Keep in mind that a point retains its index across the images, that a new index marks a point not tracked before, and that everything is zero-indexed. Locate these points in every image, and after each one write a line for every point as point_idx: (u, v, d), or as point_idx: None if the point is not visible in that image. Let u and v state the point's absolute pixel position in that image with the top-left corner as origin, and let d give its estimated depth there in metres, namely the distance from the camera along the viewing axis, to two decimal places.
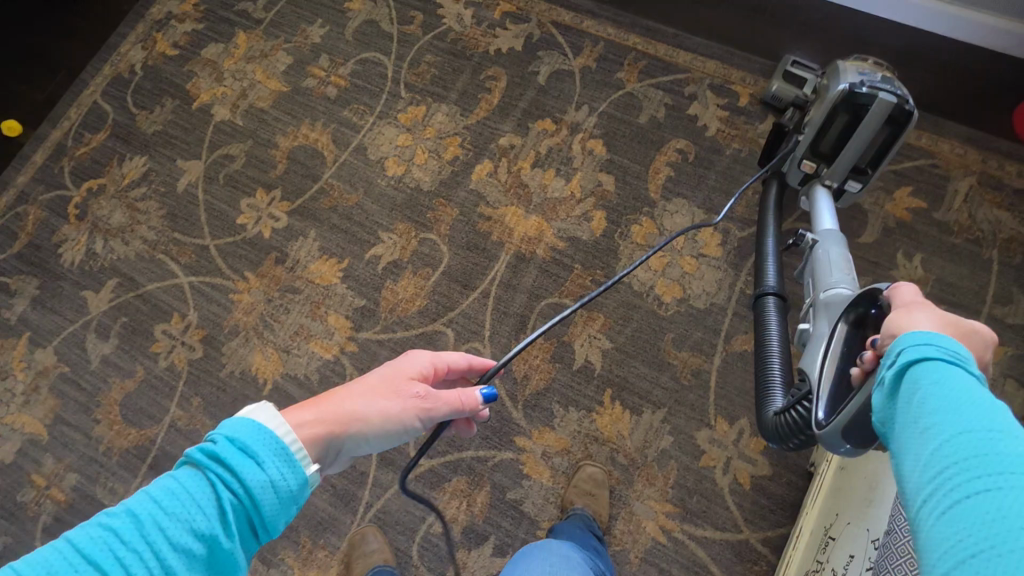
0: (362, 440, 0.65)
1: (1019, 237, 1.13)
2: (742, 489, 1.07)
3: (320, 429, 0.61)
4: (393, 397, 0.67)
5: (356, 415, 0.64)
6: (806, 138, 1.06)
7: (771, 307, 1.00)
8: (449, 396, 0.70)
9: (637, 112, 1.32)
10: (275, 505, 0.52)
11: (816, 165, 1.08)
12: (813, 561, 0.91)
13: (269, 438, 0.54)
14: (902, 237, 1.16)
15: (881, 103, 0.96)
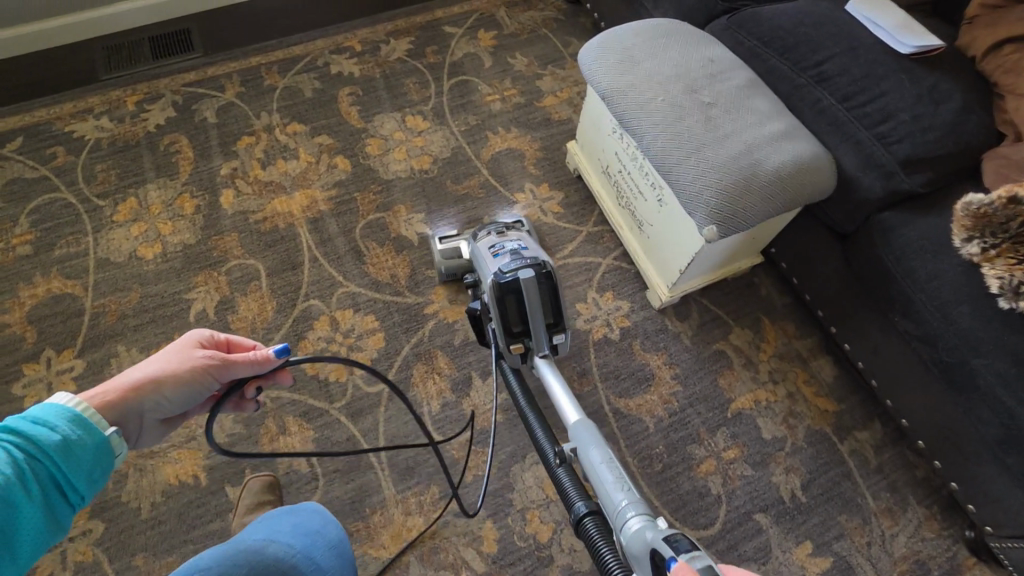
0: (158, 399, 0.78)
1: (545, 18, 1.84)
2: (563, 213, 1.49)
3: (112, 393, 0.74)
4: (189, 360, 0.79)
5: (135, 386, 0.76)
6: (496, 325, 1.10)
7: (592, 531, 0.90)
8: (241, 358, 0.82)
9: (301, 93, 1.63)
10: (76, 461, 0.63)
11: (521, 343, 1.12)
12: (613, 189, 1.38)
13: (61, 409, 0.64)
14: (502, 51, 1.76)
15: (525, 280, 1.05)
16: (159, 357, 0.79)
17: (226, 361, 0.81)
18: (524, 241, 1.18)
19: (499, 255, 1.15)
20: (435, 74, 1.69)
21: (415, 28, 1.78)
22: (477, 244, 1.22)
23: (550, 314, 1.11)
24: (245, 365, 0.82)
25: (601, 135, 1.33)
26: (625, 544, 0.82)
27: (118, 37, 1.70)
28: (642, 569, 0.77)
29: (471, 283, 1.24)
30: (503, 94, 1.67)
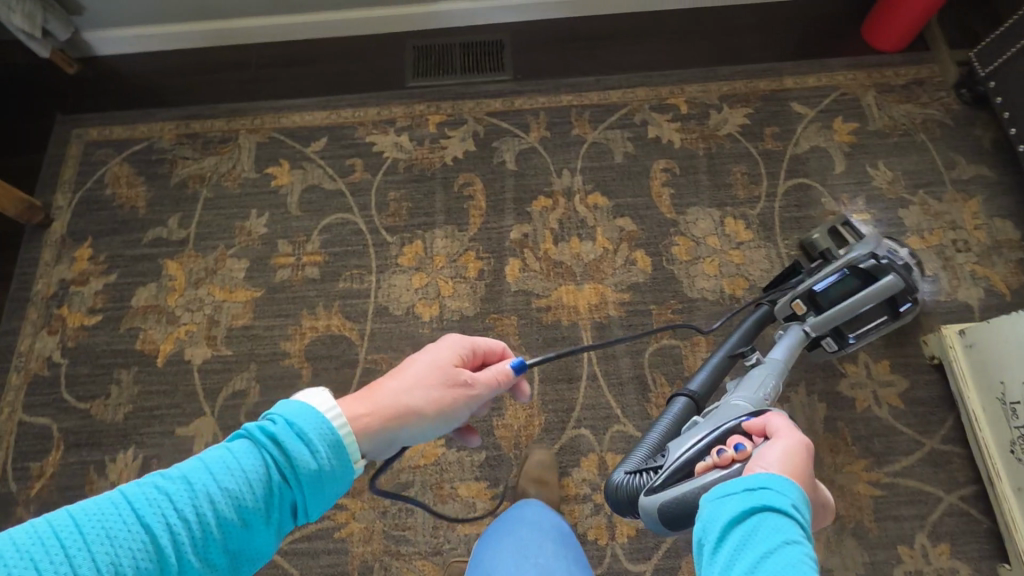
0: (417, 431, 0.71)
1: (929, 117, 1.41)
2: (904, 410, 1.15)
3: (376, 420, 0.67)
4: (453, 387, 0.73)
5: (399, 412, 0.69)
6: (815, 282, 1.10)
7: (677, 406, 1.01)
8: (488, 377, 0.76)
9: (610, 155, 1.40)
10: (313, 494, 0.60)
11: (805, 308, 1.11)
12: (1014, 430, 1.03)
13: (323, 427, 0.60)
14: (862, 154, 1.38)
15: (889, 279, 1.05)
16: (421, 376, 0.72)
17: (469, 384, 0.74)
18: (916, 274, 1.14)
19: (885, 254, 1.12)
20: (771, 167, 1.38)
21: (756, 97, 1.46)
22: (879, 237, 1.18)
23: (850, 324, 1.10)
24: (487, 391, 0.76)
25: None
26: (720, 408, 0.89)
27: (431, 37, 1.58)
28: (716, 418, 0.84)
29: (826, 252, 1.19)
30: (853, 217, 1.32)
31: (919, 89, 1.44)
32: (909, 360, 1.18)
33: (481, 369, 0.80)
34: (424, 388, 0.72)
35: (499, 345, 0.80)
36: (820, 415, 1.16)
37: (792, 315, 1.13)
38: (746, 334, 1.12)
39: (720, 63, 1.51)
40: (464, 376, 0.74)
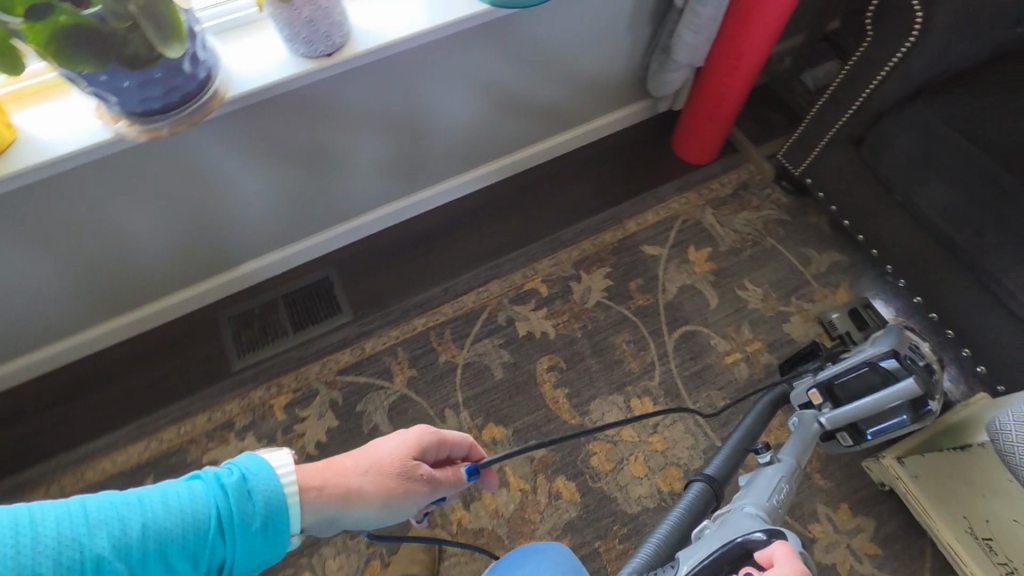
0: (365, 518, 0.61)
1: (766, 218, 1.44)
2: (883, 555, 1.06)
3: (322, 495, 0.57)
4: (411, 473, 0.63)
5: (348, 489, 0.59)
6: (834, 370, 1.04)
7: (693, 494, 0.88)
8: (444, 475, 0.68)
9: (489, 373, 1.26)
10: (245, 545, 0.50)
11: (823, 398, 1.05)
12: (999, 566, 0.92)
13: (271, 484, 0.53)
14: (727, 279, 1.36)
15: (909, 382, 0.95)
16: (387, 461, 0.63)
17: (431, 476, 0.65)
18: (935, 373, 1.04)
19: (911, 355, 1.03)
20: (652, 325, 1.30)
21: (608, 252, 1.40)
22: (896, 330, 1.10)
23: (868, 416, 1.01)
24: (445, 488, 0.68)
25: None
26: (730, 516, 0.75)
27: (253, 301, 1.38)
28: (724, 529, 0.70)
29: (845, 335, 1.20)
30: (747, 351, 1.28)
31: (747, 193, 1.48)
32: (863, 495, 1.11)
33: (441, 462, 0.72)
34: (383, 473, 0.62)
35: (466, 448, 0.73)
36: None
37: (809, 403, 1.07)
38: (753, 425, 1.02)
39: (561, 228, 1.45)
40: (424, 469, 0.65)
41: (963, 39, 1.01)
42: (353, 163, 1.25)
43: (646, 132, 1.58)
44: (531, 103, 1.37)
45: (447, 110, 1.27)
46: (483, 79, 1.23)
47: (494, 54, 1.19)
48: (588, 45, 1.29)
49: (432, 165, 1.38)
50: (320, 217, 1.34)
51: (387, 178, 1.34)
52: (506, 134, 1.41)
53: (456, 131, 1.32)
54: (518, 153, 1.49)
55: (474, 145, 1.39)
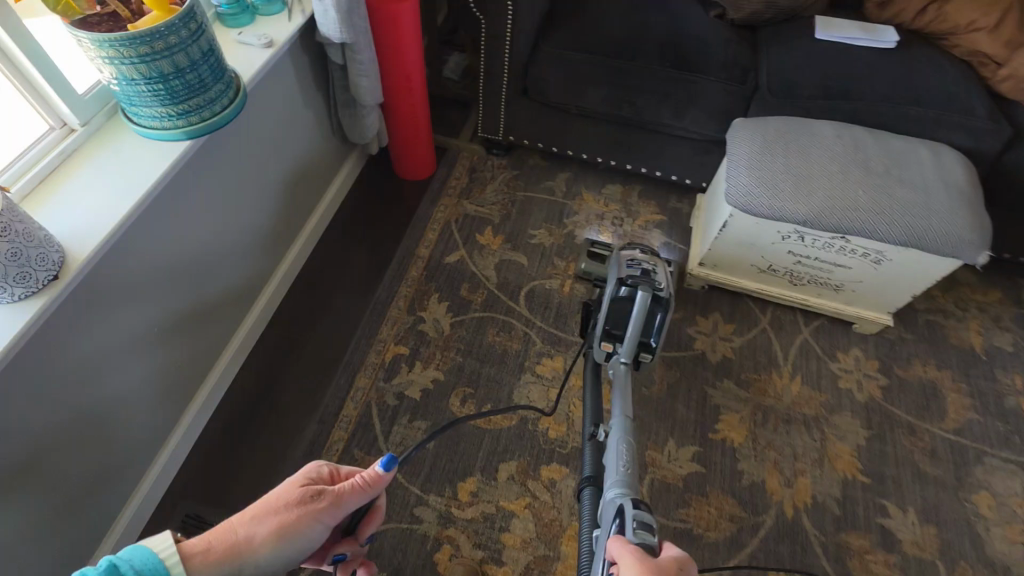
0: (259, 552, 0.62)
1: (505, 181, 1.69)
2: (737, 326, 1.44)
3: (206, 556, 0.59)
4: (292, 497, 0.66)
5: (238, 544, 0.61)
6: (601, 319, 1.14)
7: (588, 498, 1.01)
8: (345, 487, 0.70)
9: (422, 449, 1.21)
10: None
11: (612, 343, 1.15)
12: (782, 276, 1.37)
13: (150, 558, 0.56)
14: (518, 238, 1.57)
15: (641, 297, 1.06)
16: (275, 507, 0.65)
17: (329, 497, 0.68)
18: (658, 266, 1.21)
19: (634, 266, 1.16)
20: (502, 308, 1.43)
21: (424, 281, 1.46)
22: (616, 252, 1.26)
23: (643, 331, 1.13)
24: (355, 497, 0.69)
25: (761, 246, 1.30)
26: (605, 510, 0.91)
27: None
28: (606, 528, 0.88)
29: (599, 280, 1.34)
30: (571, 274, 1.51)
31: (479, 174, 1.70)
32: (701, 302, 1.47)
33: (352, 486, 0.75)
34: (269, 512, 0.65)
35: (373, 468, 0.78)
36: (735, 386, 1.34)
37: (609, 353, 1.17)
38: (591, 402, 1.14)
39: (373, 293, 1.44)
40: (314, 491, 0.68)
41: None
42: (143, 369, 1.02)
43: (373, 177, 1.66)
44: (270, 206, 1.30)
45: (200, 263, 1.12)
46: (218, 207, 1.13)
47: (219, 185, 1.11)
48: (283, 132, 1.28)
49: (217, 319, 1.21)
50: (138, 453, 1.06)
51: (183, 363, 1.13)
52: (264, 247, 1.32)
53: (220, 271, 1.18)
54: (283, 259, 1.40)
55: (244, 276, 1.27)
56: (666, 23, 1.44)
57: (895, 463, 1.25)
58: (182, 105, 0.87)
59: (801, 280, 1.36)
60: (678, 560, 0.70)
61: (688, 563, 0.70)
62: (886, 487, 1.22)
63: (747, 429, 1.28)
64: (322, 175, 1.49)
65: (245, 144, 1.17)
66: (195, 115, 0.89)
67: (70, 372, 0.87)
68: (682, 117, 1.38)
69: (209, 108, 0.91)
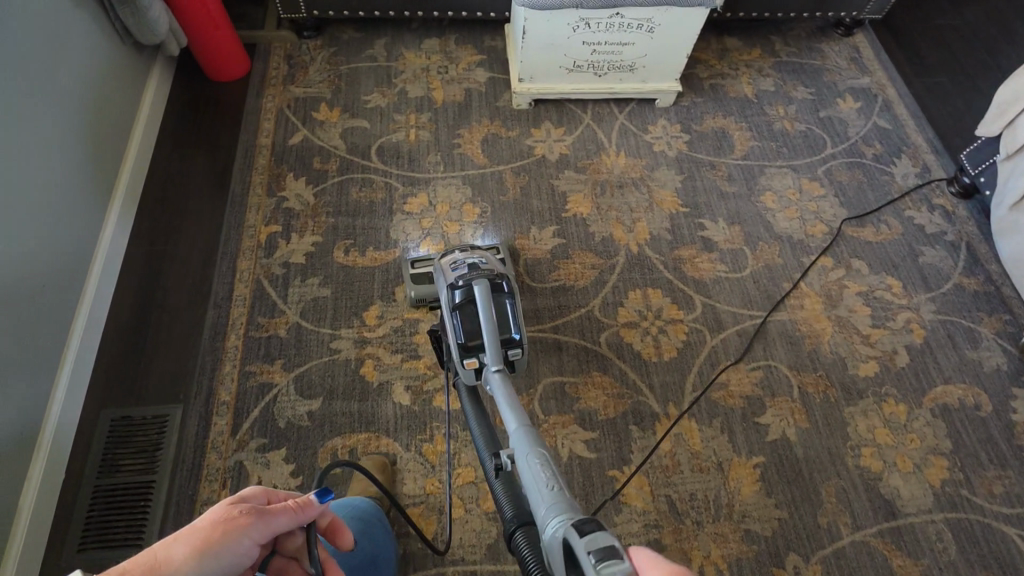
0: None
1: (325, 60, 1.71)
2: (565, 127, 1.65)
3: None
4: (220, 529, 0.57)
5: (155, 566, 0.53)
6: (452, 337, 1.06)
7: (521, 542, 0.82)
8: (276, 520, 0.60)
9: (322, 298, 1.33)
10: None
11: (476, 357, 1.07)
12: (587, 70, 1.57)
13: None
14: (355, 106, 1.63)
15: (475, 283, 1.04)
16: (201, 524, 0.56)
17: (261, 512, 0.59)
18: (483, 255, 1.16)
19: (457, 267, 1.13)
20: (358, 168, 1.52)
21: (275, 166, 1.50)
22: (440, 260, 1.21)
23: (502, 327, 1.06)
24: (287, 522, 0.61)
25: (560, 44, 1.49)
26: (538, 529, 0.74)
27: (81, 520, 1.08)
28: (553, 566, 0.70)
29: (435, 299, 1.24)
30: (413, 124, 1.62)
31: (296, 58, 1.70)
32: (531, 116, 1.66)
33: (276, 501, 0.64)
34: (190, 536, 0.55)
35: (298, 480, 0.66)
36: (575, 173, 1.57)
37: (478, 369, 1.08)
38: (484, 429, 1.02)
39: (227, 189, 1.47)
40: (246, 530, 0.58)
41: None
42: (8, 287, 1.02)
43: (186, 86, 1.61)
44: (84, 121, 1.26)
45: (25, 173, 1.10)
46: (23, 119, 1.09)
47: (12, 87, 1.07)
48: (65, 36, 1.22)
49: (68, 237, 1.20)
50: (37, 364, 1.08)
51: (47, 284, 1.13)
52: (93, 166, 1.29)
53: (51, 182, 1.16)
54: (119, 179, 1.37)
55: (83, 193, 1.25)
56: None
57: (704, 192, 1.58)
58: None
59: (602, 68, 1.57)
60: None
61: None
62: (700, 211, 1.54)
63: (591, 202, 1.53)
64: (131, 88, 1.43)
65: (26, 49, 1.11)
66: None
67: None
68: None
69: None
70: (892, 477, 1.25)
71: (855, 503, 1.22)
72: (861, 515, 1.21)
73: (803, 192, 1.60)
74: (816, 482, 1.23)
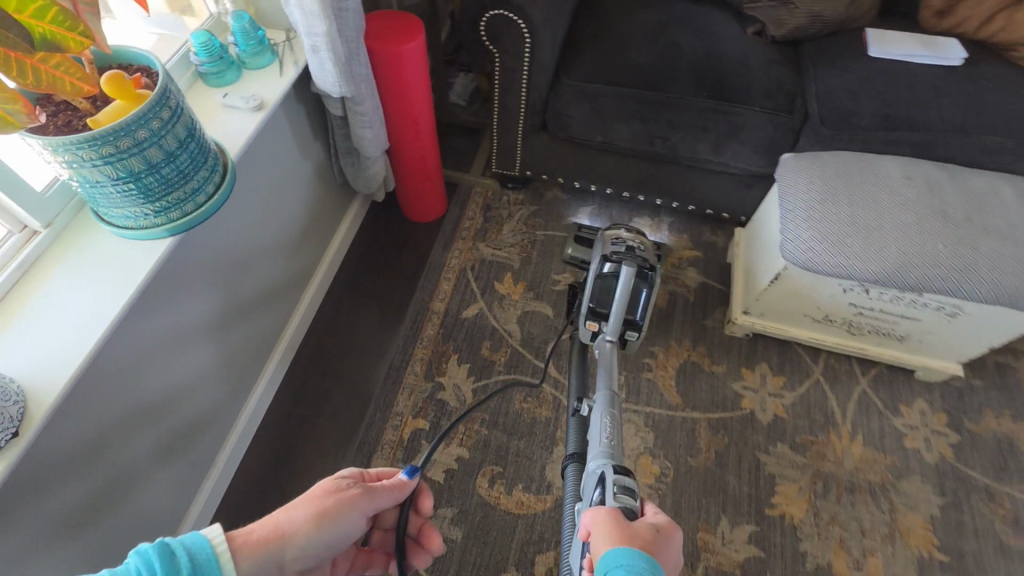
0: (302, 549, 0.61)
1: (521, 219, 1.55)
2: (787, 379, 1.31)
3: (244, 541, 0.57)
4: (331, 491, 0.64)
5: (280, 530, 0.60)
6: (585, 298, 1.11)
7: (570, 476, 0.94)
8: (381, 494, 0.67)
9: (449, 544, 1.09)
10: None
11: (598, 322, 1.11)
12: (839, 326, 1.23)
13: (205, 550, 0.51)
14: (541, 285, 1.43)
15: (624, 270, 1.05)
16: (315, 494, 0.63)
17: (369, 488, 0.66)
18: (645, 245, 1.16)
19: (617, 244, 1.14)
20: (528, 368, 1.31)
21: (441, 340, 1.34)
22: (605, 230, 1.20)
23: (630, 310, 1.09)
24: (384, 497, 0.68)
25: (817, 298, 1.16)
26: (587, 481, 0.82)
27: None
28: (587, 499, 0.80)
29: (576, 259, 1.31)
30: None
31: (493, 210, 1.57)
32: (745, 353, 1.34)
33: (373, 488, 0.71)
34: (311, 500, 0.62)
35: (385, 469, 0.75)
36: (791, 451, 1.21)
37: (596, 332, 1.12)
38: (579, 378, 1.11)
39: (385, 355, 1.32)
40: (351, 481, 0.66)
41: (558, 22, 1.20)
42: (173, 415, 0.99)
43: (379, 222, 1.54)
44: (290, 245, 1.24)
45: (227, 296, 1.07)
46: (238, 254, 1.07)
47: (241, 217, 1.05)
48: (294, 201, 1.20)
49: (247, 352, 1.17)
50: (167, 508, 1.02)
51: (192, 457, 1.06)
52: (275, 322, 1.25)
53: (248, 300, 1.13)
54: (295, 332, 1.31)
55: (272, 309, 1.23)
56: (698, 45, 1.28)
57: (975, 538, 1.13)
58: (159, 202, 0.73)
59: (861, 329, 1.22)
60: (656, 524, 0.64)
61: (671, 532, 0.64)
62: (966, 567, 1.10)
63: (807, 502, 1.16)
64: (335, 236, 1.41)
65: (261, 188, 1.09)
66: (175, 211, 0.76)
67: (83, 431, 0.81)
68: (722, 151, 1.24)
69: (193, 200, 0.77)
70: None
71: None
72: None
73: None
74: None
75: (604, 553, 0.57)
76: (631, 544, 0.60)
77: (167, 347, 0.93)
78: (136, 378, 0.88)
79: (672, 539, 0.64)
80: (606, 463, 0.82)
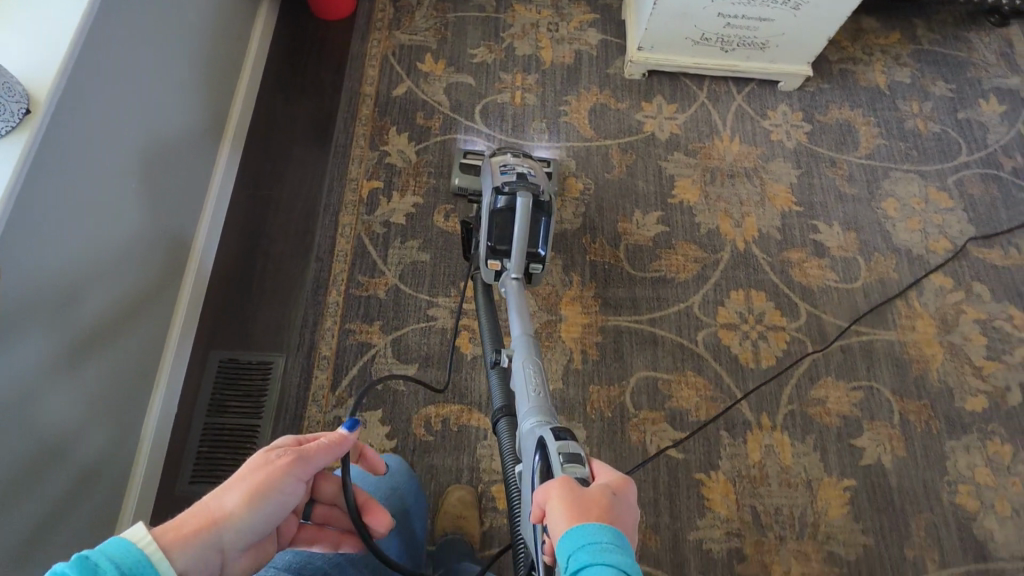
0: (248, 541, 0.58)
1: (431, 6, 1.62)
2: (679, 105, 1.55)
3: (175, 531, 0.54)
4: (264, 463, 0.61)
5: (211, 518, 0.56)
6: (483, 236, 1.13)
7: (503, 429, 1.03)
8: (316, 458, 0.63)
9: (421, 264, 1.31)
10: None
11: (500, 260, 1.14)
12: (714, 44, 1.46)
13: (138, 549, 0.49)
14: (460, 60, 1.56)
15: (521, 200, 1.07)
16: (246, 474, 0.59)
17: (302, 455, 0.62)
18: (532, 168, 1.19)
19: (506, 172, 1.16)
20: (461, 128, 1.47)
21: (378, 117, 1.46)
22: (490, 158, 1.25)
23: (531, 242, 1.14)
24: (321, 459, 0.64)
25: (693, 14, 1.37)
26: (522, 441, 0.89)
27: (188, 450, 1.13)
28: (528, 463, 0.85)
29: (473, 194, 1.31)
30: (520, 86, 1.54)
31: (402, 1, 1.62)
32: (644, 90, 1.56)
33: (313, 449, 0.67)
34: (243, 481, 0.59)
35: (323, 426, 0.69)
36: (685, 157, 1.48)
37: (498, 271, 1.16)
38: (490, 321, 1.15)
39: (330, 137, 1.44)
40: (280, 452, 0.62)
41: None
42: (135, 244, 1.01)
43: (294, 26, 1.57)
44: (200, 73, 1.21)
45: (156, 127, 1.05)
46: (155, 81, 1.04)
47: (150, 36, 1.01)
48: (89, 55, 0.86)
49: (185, 188, 1.18)
50: (152, 335, 1.08)
51: (156, 324, 1.09)
52: (149, 218, 1.05)
53: (173, 135, 1.12)
54: (177, 183, 1.15)
55: (196, 146, 1.22)
56: None
57: (822, 192, 1.47)
58: None
59: (731, 43, 1.45)
60: (610, 485, 0.67)
61: (624, 490, 0.67)
62: (815, 211, 1.44)
63: (699, 190, 1.45)
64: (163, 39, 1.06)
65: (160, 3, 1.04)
66: None
67: (63, 256, 0.83)
68: None
69: None
70: (988, 518, 1.16)
71: (952, 542, 1.14)
72: (953, 558, 1.12)
73: (928, 202, 1.48)
74: (917, 515, 1.15)
75: (566, 535, 0.59)
76: (589, 517, 0.62)
77: (113, 179, 0.94)
78: (94, 207, 0.89)
79: (627, 493, 0.68)
80: (539, 418, 0.89)
